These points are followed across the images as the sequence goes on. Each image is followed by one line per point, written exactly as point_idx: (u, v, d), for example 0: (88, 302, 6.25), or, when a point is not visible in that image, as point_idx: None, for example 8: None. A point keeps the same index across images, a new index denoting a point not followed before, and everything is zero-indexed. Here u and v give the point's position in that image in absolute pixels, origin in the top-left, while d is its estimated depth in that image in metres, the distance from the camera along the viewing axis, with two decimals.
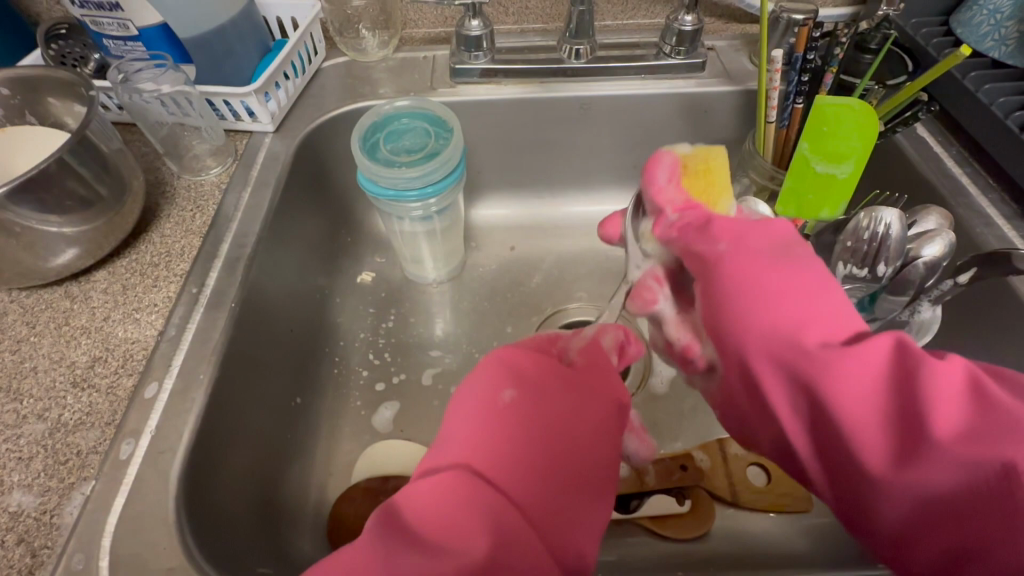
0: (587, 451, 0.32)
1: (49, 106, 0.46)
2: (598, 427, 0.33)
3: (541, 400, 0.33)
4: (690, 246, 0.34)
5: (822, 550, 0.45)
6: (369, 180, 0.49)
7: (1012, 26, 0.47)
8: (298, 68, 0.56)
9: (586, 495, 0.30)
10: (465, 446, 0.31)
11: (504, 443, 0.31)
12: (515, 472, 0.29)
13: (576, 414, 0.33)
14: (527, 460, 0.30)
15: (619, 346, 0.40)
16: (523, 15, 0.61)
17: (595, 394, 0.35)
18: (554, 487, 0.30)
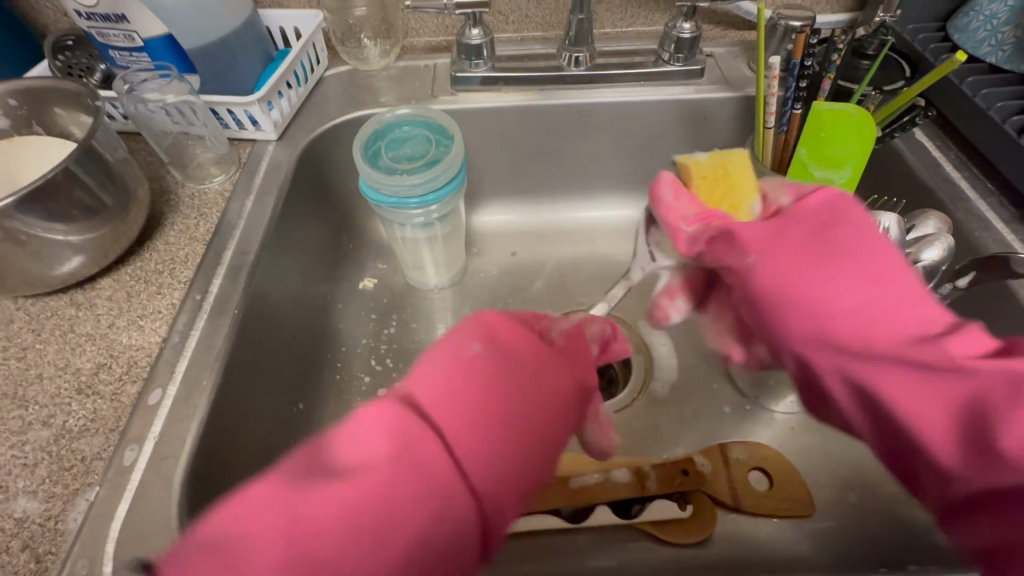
0: (549, 426, 0.30)
1: (55, 116, 0.47)
2: (558, 401, 0.31)
3: (509, 361, 0.30)
4: (722, 260, 0.37)
5: (825, 556, 0.45)
6: (371, 188, 0.49)
7: (1008, 31, 0.48)
8: (301, 77, 0.57)
9: (537, 467, 0.28)
10: (418, 387, 0.27)
11: (462, 395, 0.28)
12: (470, 428, 0.26)
13: (541, 383, 0.31)
14: (490, 418, 0.27)
15: (604, 343, 0.41)
16: (524, 23, 0.62)
17: (561, 369, 0.32)
18: (502, 450, 0.27)
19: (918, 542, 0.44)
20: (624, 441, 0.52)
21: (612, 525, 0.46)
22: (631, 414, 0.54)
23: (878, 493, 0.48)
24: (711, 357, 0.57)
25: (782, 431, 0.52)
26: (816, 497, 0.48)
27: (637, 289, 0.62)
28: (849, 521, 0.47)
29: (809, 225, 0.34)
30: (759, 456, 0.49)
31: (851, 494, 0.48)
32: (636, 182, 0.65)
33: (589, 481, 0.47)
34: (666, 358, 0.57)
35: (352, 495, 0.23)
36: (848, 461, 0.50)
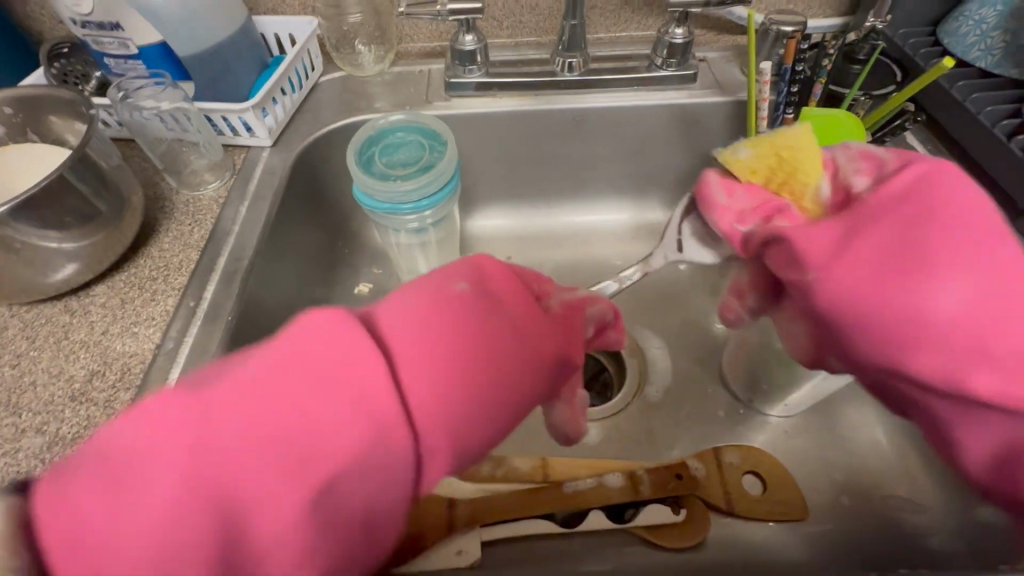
0: (513, 381, 0.28)
1: (50, 124, 0.47)
2: (532, 362, 0.29)
3: (492, 314, 0.28)
4: (780, 272, 0.35)
5: (819, 560, 0.45)
6: (365, 194, 0.49)
7: (997, 36, 0.48)
8: (296, 83, 0.57)
9: (484, 422, 0.26)
10: (392, 321, 0.26)
11: (431, 339, 0.26)
12: (427, 370, 0.25)
13: (519, 342, 0.28)
14: (452, 358, 0.26)
15: (601, 329, 0.39)
16: (517, 29, 0.62)
17: (543, 332, 0.30)
18: (456, 398, 0.25)
19: (912, 546, 0.44)
20: (618, 445, 0.52)
21: (606, 529, 0.46)
22: (625, 418, 0.54)
23: (871, 496, 0.48)
24: (706, 361, 0.57)
25: (776, 434, 0.52)
26: (811, 501, 0.48)
27: (632, 293, 0.62)
28: (843, 524, 0.47)
29: (893, 214, 0.31)
30: (753, 459, 0.49)
31: (845, 497, 0.48)
32: (631, 186, 0.66)
33: (582, 486, 0.47)
34: (661, 362, 0.57)
35: (283, 402, 0.22)
36: (842, 464, 0.50)
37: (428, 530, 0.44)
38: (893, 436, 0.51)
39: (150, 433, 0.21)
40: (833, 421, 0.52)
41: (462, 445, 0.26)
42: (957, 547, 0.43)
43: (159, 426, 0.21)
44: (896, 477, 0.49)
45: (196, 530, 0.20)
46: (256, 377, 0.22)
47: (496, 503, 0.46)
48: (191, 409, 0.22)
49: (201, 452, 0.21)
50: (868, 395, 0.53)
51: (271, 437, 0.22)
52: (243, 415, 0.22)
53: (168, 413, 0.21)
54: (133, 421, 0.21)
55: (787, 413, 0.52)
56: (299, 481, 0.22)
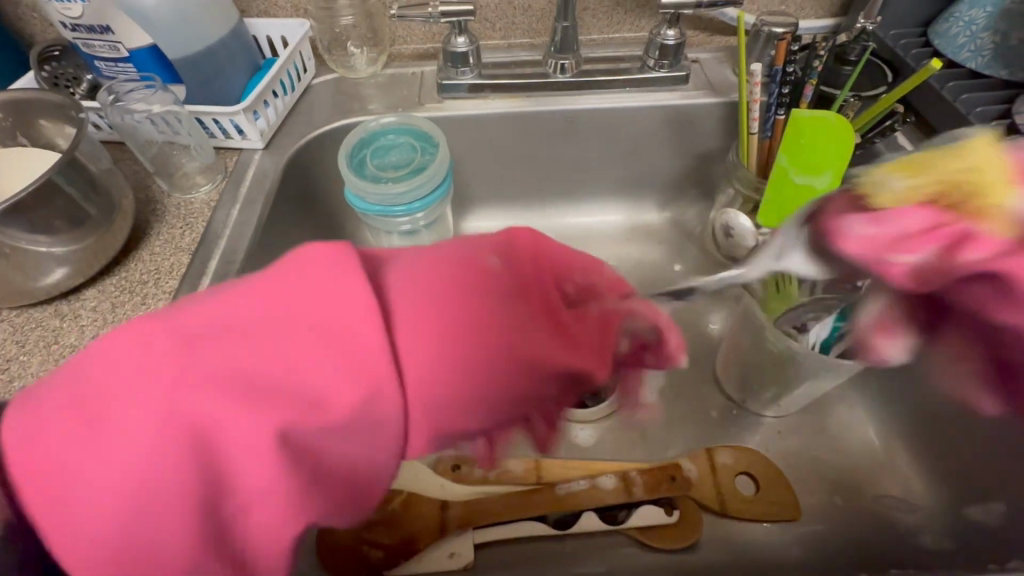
0: (514, 376, 0.25)
1: (40, 128, 0.47)
2: (545, 364, 0.25)
3: (508, 301, 0.25)
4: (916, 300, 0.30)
5: (811, 560, 0.45)
6: (357, 197, 0.49)
7: (987, 36, 0.48)
8: (287, 86, 0.57)
9: (481, 398, 0.24)
10: (404, 277, 0.25)
11: (437, 306, 0.24)
12: (422, 334, 0.23)
13: (535, 341, 0.25)
14: (450, 327, 0.24)
15: (640, 346, 0.32)
16: (510, 30, 0.62)
17: (566, 339, 0.26)
18: (447, 373, 0.23)
19: (904, 545, 0.45)
20: (611, 447, 0.52)
21: (600, 530, 0.46)
22: (619, 419, 0.54)
23: (862, 495, 0.48)
24: (699, 362, 0.57)
25: (769, 435, 0.52)
26: (804, 501, 0.49)
27: None
28: (836, 525, 0.47)
29: None
30: (746, 460, 0.49)
31: (837, 497, 0.48)
32: (624, 187, 0.66)
33: (575, 488, 0.47)
34: None
35: (268, 345, 0.21)
36: (834, 464, 0.50)
37: (420, 532, 0.45)
38: (886, 436, 0.51)
39: (130, 359, 0.21)
40: (826, 422, 0.52)
41: (447, 426, 0.24)
42: (948, 546, 0.43)
43: (149, 346, 0.21)
44: (889, 476, 0.49)
45: (166, 464, 0.20)
46: (250, 314, 0.22)
47: (488, 505, 0.46)
48: (177, 337, 0.21)
49: (180, 383, 0.20)
50: (860, 395, 0.53)
51: (250, 378, 0.21)
52: (220, 356, 0.21)
53: (149, 344, 0.21)
54: (122, 338, 0.21)
55: (779, 412, 0.52)
56: (273, 427, 0.21)
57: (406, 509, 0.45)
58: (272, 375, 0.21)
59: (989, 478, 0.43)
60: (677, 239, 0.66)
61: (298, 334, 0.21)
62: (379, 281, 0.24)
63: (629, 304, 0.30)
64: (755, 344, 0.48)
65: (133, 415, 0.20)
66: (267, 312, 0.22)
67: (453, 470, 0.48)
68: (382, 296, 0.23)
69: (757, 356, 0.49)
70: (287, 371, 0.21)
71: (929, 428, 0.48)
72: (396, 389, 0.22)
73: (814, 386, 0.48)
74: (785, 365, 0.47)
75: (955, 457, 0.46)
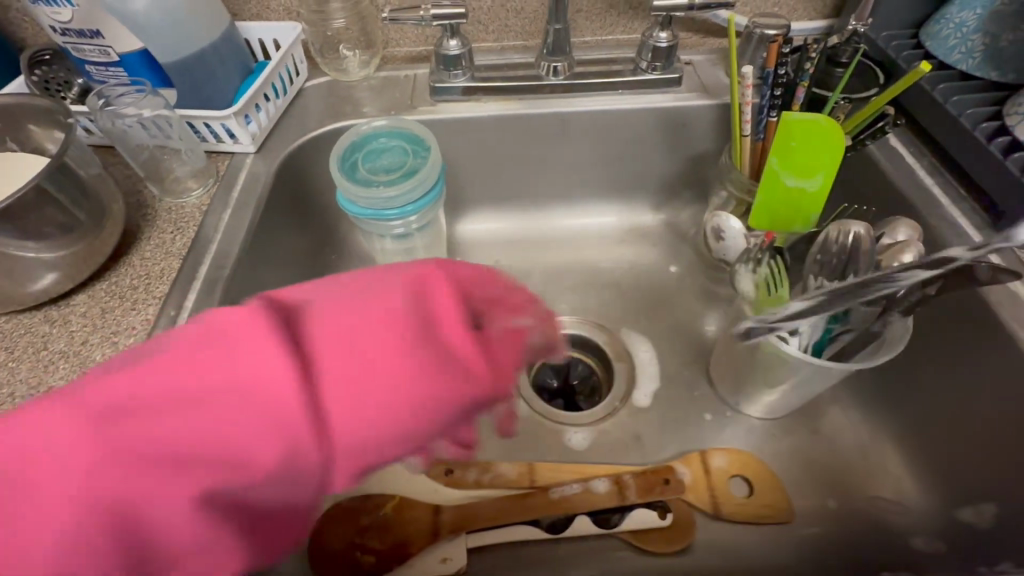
0: (437, 403, 0.24)
1: (30, 132, 0.47)
2: (468, 384, 0.25)
3: (429, 325, 0.24)
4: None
5: (805, 563, 0.45)
6: (349, 201, 0.49)
7: (977, 38, 0.48)
8: (279, 89, 0.57)
9: (410, 429, 0.24)
10: (319, 313, 0.23)
11: (355, 341, 0.23)
12: (343, 377, 0.22)
13: (458, 362, 0.24)
14: (370, 365, 0.23)
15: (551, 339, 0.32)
16: (503, 33, 0.62)
17: (486, 349, 0.26)
18: (366, 415, 0.23)
19: (897, 547, 0.45)
20: (605, 449, 0.52)
21: (593, 534, 0.46)
22: (613, 422, 0.54)
23: (855, 498, 0.48)
24: (693, 364, 0.57)
25: (763, 437, 0.52)
26: (797, 503, 0.48)
27: (619, 297, 0.62)
28: (829, 527, 0.47)
29: None
30: (740, 463, 0.49)
31: (831, 500, 0.48)
32: (618, 189, 0.66)
33: (568, 491, 0.47)
34: (648, 365, 0.57)
35: (176, 411, 0.21)
36: (828, 466, 0.50)
37: (414, 536, 0.44)
38: (880, 438, 0.51)
39: (29, 441, 0.20)
40: (819, 423, 0.52)
41: (371, 461, 0.24)
42: (941, 548, 0.43)
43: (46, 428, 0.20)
44: (883, 478, 0.49)
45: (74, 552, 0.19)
46: (152, 382, 0.21)
47: (482, 509, 0.46)
48: (77, 416, 0.20)
49: (86, 466, 0.20)
50: (854, 397, 0.53)
51: (156, 451, 0.20)
52: (128, 431, 0.20)
53: (53, 424, 0.20)
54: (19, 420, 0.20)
55: (771, 414, 0.52)
56: (189, 492, 0.21)
57: (399, 514, 0.45)
58: (177, 444, 0.21)
59: (981, 480, 0.43)
60: (672, 240, 0.66)
61: (207, 398, 0.21)
62: (301, 325, 0.23)
63: (536, 307, 0.31)
64: (748, 348, 0.48)
65: (44, 494, 0.19)
66: (180, 369, 0.21)
67: (447, 474, 0.48)
68: (299, 341, 0.22)
69: (749, 360, 0.49)
70: (204, 427, 0.21)
71: (920, 429, 0.48)
72: (318, 443, 0.22)
73: (805, 388, 0.47)
74: (776, 368, 0.46)
75: (948, 459, 0.46)
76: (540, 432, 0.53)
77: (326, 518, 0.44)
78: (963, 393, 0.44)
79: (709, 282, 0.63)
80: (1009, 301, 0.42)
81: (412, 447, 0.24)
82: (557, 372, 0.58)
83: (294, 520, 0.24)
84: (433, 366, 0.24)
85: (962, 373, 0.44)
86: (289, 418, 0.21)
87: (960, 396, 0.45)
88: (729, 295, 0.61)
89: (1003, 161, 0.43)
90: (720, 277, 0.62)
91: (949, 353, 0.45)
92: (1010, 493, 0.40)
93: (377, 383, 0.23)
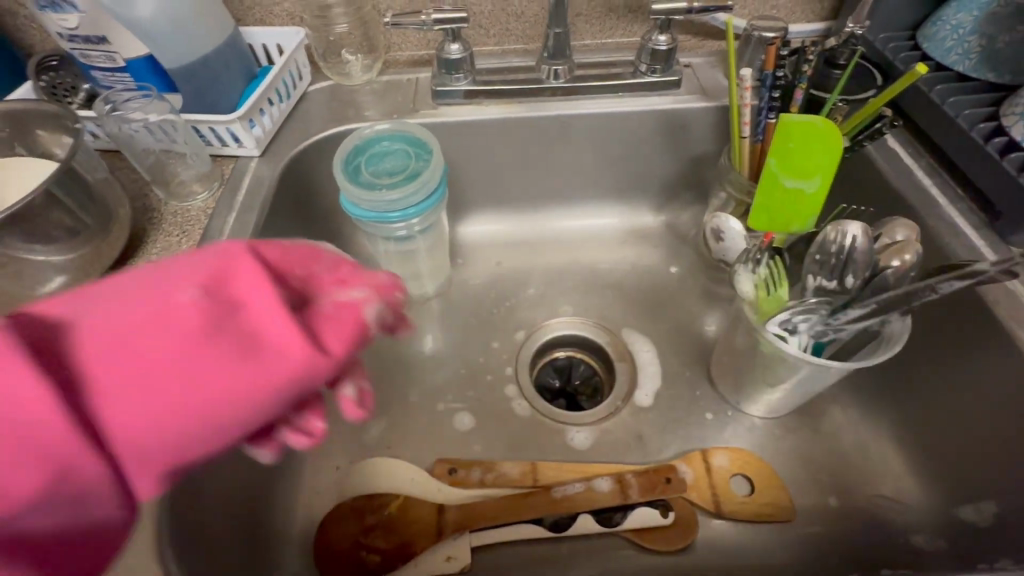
0: (223, 407, 0.22)
1: (38, 138, 0.47)
2: (263, 383, 0.23)
3: (205, 326, 0.22)
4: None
5: (806, 560, 0.45)
6: (352, 204, 0.50)
7: (974, 40, 0.49)
8: (283, 94, 0.58)
9: (201, 437, 0.23)
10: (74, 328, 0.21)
11: (120, 356, 0.21)
12: (110, 395, 0.21)
13: (244, 363, 0.22)
14: (138, 380, 0.21)
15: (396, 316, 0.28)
16: (504, 37, 0.62)
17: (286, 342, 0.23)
18: (143, 429, 0.21)
19: (897, 544, 0.45)
20: (607, 449, 0.53)
21: (596, 532, 0.46)
22: (615, 422, 0.54)
23: (856, 496, 0.49)
24: (695, 364, 0.57)
25: (764, 436, 0.52)
26: (798, 501, 0.49)
27: (621, 298, 0.63)
28: (830, 525, 0.47)
29: None
30: (741, 461, 0.49)
31: (832, 498, 0.49)
32: (619, 190, 0.66)
33: (571, 490, 0.47)
34: (649, 365, 0.58)
35: None
36: (828, 464, 0.51)
37: (418, 535, 0.45)
38: (880, 437, 0.51)
39: None
40: (819, 422, 0.53)
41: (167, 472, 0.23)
42: (941, 546, 0.43)
43: None
44: (883, 477, 0.49)
45: None
46: None
47: (485, 508, 0.46)
48: None
49: None
50: (854, 396, 0.53)
51: None
52: None
53: None
54: None
55: (771, 413, 0.52)
56: None
57: (404, 512, 0.46)
58: None
59: (981, 478, 0.43)
60: (672, 241, 0.67)
61: None
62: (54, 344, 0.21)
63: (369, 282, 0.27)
64: (749, 347, 0.48)
65: None
66: None
67: (450, 472, 0.49)
68: (53, 362, 0.20)
69: (749, 359, 0.49)
70: None
71: (919, 428, 0.48)
72: (94, 463, 0.21)
73: (804, 387, 0.47)
74: (775, 367, 0.47)
75: (948, 457, 0.46)
76: (542, 431, 0.53)
77: (331, 518, 0.45)
78: (962, 391, 0.45)
79: (709, 282, 0.63)
80: (1007, 299, 0.42)
81: (207, 451, 0.23)
82: (558, 371, 0.60)
83: (99, 539, 0.22)
84: (214, 366, 0.22)
85: (961, 372, 0.45)
86: (61, 441, 0.20)
87: (959, 394, 0.45)
88: (729, 296, 0.62)
89: (1000, 161, 0.43)
90: (720, 277, 0.63)
91: (947, 351, 0.45)
92: (1009, 491, 0.41)
93: (158, 388, 0.22)
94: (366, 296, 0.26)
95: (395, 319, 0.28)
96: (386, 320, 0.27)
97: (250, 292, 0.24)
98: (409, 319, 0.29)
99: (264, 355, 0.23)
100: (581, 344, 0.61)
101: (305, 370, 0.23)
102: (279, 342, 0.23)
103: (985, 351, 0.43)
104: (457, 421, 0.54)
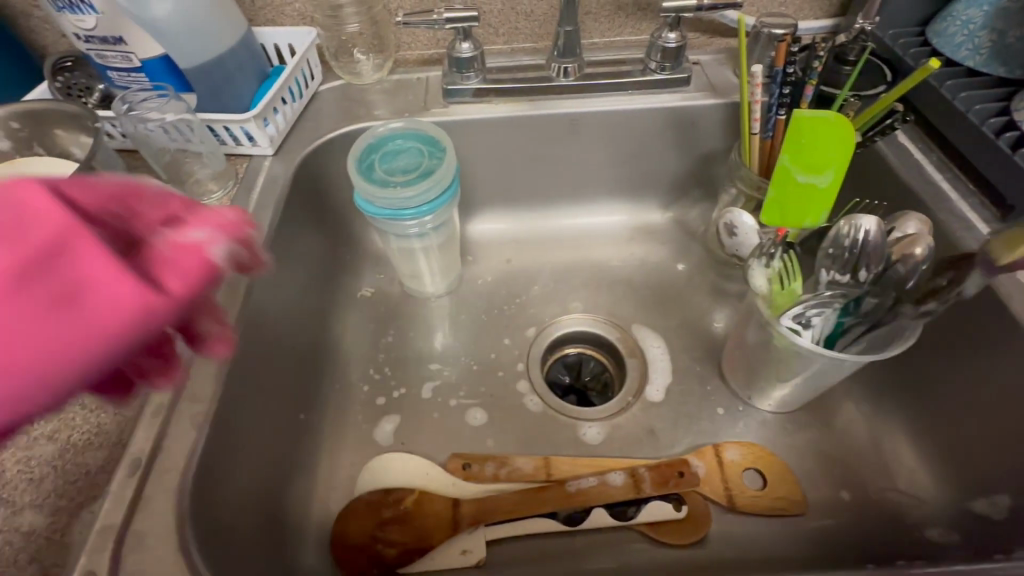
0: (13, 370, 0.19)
1: (56, 137, 0.48)
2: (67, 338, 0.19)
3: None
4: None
5: (820, 553, 0.45)
6: (366, 201, 0.50)
7: (984, 35, 0.49)
8: (295, 93, 0.58)
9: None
10: None
11: None
12: None
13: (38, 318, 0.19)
14: None
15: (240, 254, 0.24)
16: (513, 35, 0.63)
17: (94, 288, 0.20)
18: None
19: (911, 537, 0.45)
20: (619, 444, 0.53)
21: (610, 526, 0.47)
22: (627, 417, 0.54)
23: (868, 489, 0.49)
24: (705, 359, 0.58)
25: (775, 430, 0.53)
26: (810, 495, 0.49)
27: (631, 294, 0.63)
28: (843, 519, 0.48)
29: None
30: (753, 456, 0.50)
31: (845, 492, 0.49)
32: (628, 187, 0.66)
33: (585, 484, 0.47)
34: (660, 361, 0.58)
35: None
36: (840, 458, 0.51)
37: (434, 528, 0.45)
38: (892, 431, 0.51)
39: None
40: (830, 416, 0.53)
41: None
42: (955, 538, 0.44)
43: None
44: (895, 470, 0.49)
45: None
46: None
47: (500, 502, 0.46)
48: None
49: None
50: (865, 390, 0.53)
51: None
52: None
53: None
54: None
55: (782, 408, 0.53)
56: None
57: (419, 507, 0.46)
58: None
59: (994, 471, 0.43)
60: (681, 238, 0.67)
61: None
62: None
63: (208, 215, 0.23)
64: (760, 342, 0.48)
65: None
66: None
67: (465, 468, 0.49)
68: None
69: (761, 354, 0.49)
70: None
71: (930, 421, 0.49)
72: None
73: (815, 381, 0.48)
74: (787, 361, 0.47)
75: (961, 450, 0.46)
76: (555, 426, 0.54)
77: (346, 513, 0.46)
78: (975, 385, 0.45)
79: (719, 279, 0.63)
80: (1020, 293, 0.43)
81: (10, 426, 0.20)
82: (569, 368, 0.61)
83: None
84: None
85: (974, 365, 0.45)
86: None
87: (972, 388, 0.45)
88: (739, 291, 0.62)
89: (1011, 156, 0.44)
90: (729, 273, 0.63)
91: (959, 345, 0.46)
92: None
93: None
94: (209, 236, 0.22)
95: (251, 259, 0.25)
96: (239, 260, 0.24)
97: (58, 238, 0.20)
98: (266, 258, 0.26)
99: (83, 311, 0.20)
100: (592, 340, 0.61)
101: (133, 324, 0.20)
102: (101, 292, 0.20)
103: (998, 344, 0.43)
104: (470, 417, 0.54)
